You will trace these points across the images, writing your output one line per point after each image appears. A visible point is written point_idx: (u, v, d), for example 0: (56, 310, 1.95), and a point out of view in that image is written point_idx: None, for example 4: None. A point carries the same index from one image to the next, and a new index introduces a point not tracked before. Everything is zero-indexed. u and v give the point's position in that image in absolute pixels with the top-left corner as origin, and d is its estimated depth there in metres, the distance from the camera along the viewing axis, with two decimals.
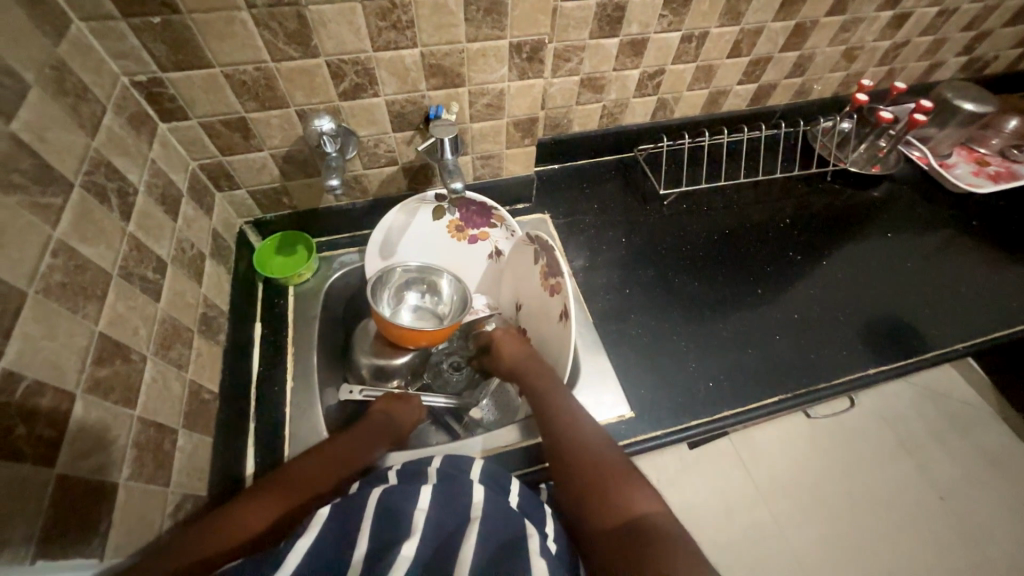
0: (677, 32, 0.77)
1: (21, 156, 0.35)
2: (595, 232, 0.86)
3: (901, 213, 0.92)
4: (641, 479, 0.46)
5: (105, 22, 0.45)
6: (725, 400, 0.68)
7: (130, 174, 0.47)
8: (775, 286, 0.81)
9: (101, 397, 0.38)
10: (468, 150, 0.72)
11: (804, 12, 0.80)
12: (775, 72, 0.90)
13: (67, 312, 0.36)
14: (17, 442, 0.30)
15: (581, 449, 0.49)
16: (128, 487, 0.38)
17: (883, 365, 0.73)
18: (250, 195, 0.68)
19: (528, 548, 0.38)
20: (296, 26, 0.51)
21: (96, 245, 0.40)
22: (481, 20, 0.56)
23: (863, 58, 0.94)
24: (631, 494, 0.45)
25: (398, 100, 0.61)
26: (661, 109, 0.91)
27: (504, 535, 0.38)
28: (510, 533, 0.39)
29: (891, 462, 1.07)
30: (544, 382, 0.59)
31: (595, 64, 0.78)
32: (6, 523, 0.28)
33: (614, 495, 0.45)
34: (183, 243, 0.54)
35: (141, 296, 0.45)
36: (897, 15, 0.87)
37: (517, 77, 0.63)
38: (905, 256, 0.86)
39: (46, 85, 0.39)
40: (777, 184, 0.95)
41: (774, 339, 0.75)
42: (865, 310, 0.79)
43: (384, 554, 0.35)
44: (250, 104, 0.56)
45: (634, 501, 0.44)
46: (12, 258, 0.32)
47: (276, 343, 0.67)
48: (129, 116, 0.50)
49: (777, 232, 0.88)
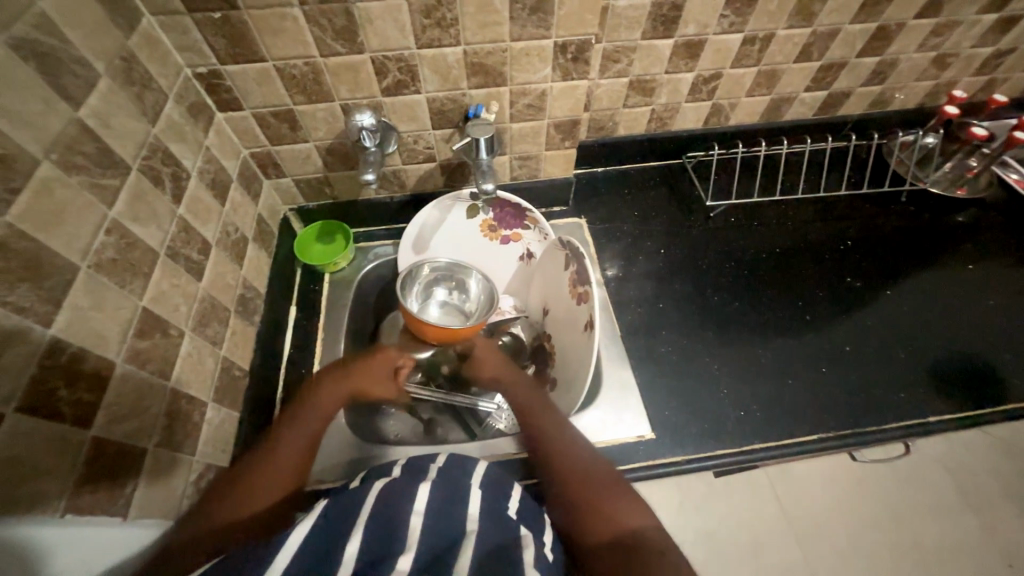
0: (739, 33, 0.72)
1: (86, 140, 0.38)
2: (632, 240, 0.83)
3: (989, 243, 0.82)
4: (631, 492, 0.45)
5: (173, 17, 0.49)
6: (757, 432, 0.64)
7: (184, 160, 0.51)
8: (827, 314, 0.74)
9: (138, 367, 0.40)
10: (506, 150, 0.72)
11: (888, 13, 0.73)
12: (849, 79, 0.82)
13: (115, 287, 0.39)
14: (58, 403, 0.33)
15: (568, 464, 0.47)
16: (155, 453, 0.41)
17: (949, 413, 0.65)
18: (295, 184, 0.71)
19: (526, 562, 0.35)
20: (344, 22, 0.52)
21: (147, 225, 0.43)
22: (526, 19, 0.55)
23: (956, 66, 0.84)
24: (621, 508, 0.43)
25: (439, 97, 0.62)
26: (715, 115, 0.86)
27: (503, 547, 0.36)
28: (508, 546, 0.36)
29: (950, 519, 0.97)
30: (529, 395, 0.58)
31: (646, 66, 0.75)
32: (42, 477, 0.31)
33: (604, 510, 0.43)
34: (228, 227, 0.57)
35: (184, 274, 0.48)
36: (1003, 18, 0.77)
37: (560, 78, 0.62)
38: (988, 292, 0.76)
39: (114, 75, 0.42)
40: (840, 202, 0.87)
41: (821, 372, 0.69)
42: (933, 349, 0.71)
43: (378, 557, 0.33)
44: (298, 97, 0.58)
45: (626, 517, 0.42)
46: (70, 234, 0.35)
47: (308, 327, 0.70)
48: (188, 105, 0.53)
49: (836, 255, 0.81)
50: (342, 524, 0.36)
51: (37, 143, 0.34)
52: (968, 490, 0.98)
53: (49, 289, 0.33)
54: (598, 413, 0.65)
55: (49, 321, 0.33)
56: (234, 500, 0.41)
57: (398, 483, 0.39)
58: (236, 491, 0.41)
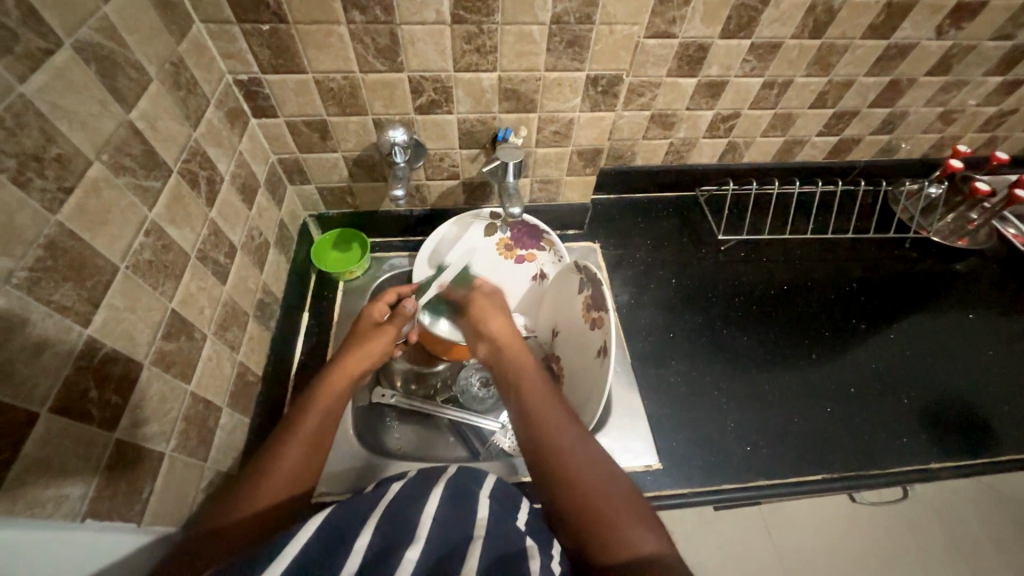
0: (759, 77, 0.74)
1: (134, 143, 0.38)
2: (644, 268, 0.84)
3: (988, 293, 0.84)
4: (646, 508, 0.41)
5: (222, 25, 0.50)
6: (763, 468, 0.64)
7: (219, 164, 0.51)
8: (831, 353, 0.76)
9: (163, 369, 0.40)
10: (529, 173, 0.73)
11: (901, 69, 0.76)
12: (860, 127, 0.85)
13: (148, 288, 0.39)
14: (89, 404, 0.33)
15: (558, 472, 0.43)
16: (172, 457, 0.41)
17: (952, 461, 0.65)
18: (318, 191, 0.71)
19: (532, 570, 0.33)
20: (387, 42, 0.53)
21: (182, 227, 0.44)
22: (562, 51, 0.56)
23: (961, 121, 0.87)
24: (630, 523, 0.39)
25: (469, 119, 0.63)
26: (730, 151, 0.88)
27: (510, 554, 0.34)
28: (516, 551, 0.34)
29: (936, 562, 0.97)
30: (536, 389, 0.51)
31: (669, 101, 0.77)
32: (68, 477, 0.31)
33: (617, 525, 0.38)
34: (253, 231, 0.57)
35: (211, 278, 0.48)
36: (1008, 81, 0.80)
37: (589, 108, 0.63)
38: (987, 341, 0.78)
39: (164, 79, 0.43)
40: (846, 244, 0.90)
41: (825, 411, 0.69)
42: (931, 392, 0.72)
43: (384, 556, 0.31)
44: (333, 109, 0.59)
45: (630, 531, 0.38)
46: (112, 234, 0.36)
47: (320, 335, 0.70)
48: (227, 110, 0.54)
49: (841, 296, 0.82)
50: (352, 521, 0.34)
51: (89, 143, 0.34)
52: (953, 534, 1.00)
53: (91, 289, 0.34)
54: (606, 440, 0.65)
55: (87, 321, 0.33)
56: (250, 492, 0.40)
57: (412, 487, 0.38)
58: (247, 491, 0.40)
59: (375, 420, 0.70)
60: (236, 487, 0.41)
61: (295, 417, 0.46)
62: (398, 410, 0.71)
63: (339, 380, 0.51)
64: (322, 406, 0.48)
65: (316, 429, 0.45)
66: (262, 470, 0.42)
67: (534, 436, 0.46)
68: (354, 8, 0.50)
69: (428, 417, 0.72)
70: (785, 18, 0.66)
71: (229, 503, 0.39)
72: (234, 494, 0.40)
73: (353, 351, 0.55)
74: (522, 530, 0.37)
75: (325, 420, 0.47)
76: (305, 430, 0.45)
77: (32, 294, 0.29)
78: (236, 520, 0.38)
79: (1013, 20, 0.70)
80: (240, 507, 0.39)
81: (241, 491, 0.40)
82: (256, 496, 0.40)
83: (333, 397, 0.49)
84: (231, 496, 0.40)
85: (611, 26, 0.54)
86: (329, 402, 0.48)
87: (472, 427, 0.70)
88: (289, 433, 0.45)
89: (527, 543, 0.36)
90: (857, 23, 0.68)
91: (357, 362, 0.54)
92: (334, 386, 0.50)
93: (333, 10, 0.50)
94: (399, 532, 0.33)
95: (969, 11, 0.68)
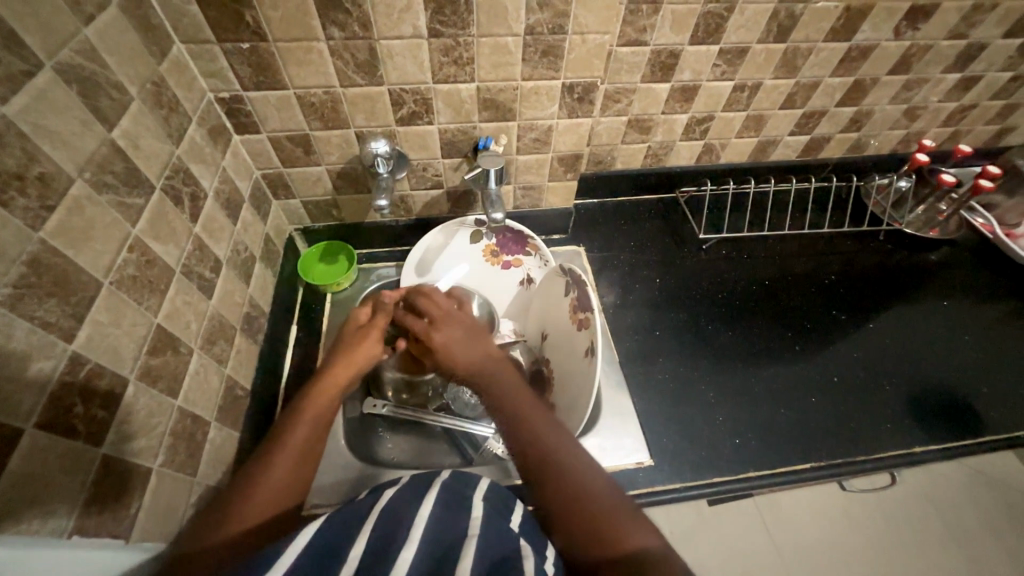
0: (730, 81, 0.77)
1: (116, 161, 0.39)
2: (628, 269, 0.86)
3: (959, 280, 0.87)
4: (632, 507, 0.41)
5: (202, 45, 0.51)
6: (752, 460, 0.65)
7: (202, 180, 0.52)
8: (814, 345, 0.77)
9: (149, 384, 0.40)
10: (512, 180, 0.75)
11: (864, 69, 0.79)
12: (829, 125, 0.89)
13: (132, 304, 0.39)
14: (74, 419, 0.33)
15: (551, 471, 0.43)
16: (160, 473, 0.41)
17: (933, 445, 0.67)
18: (303, 205, 0.72)
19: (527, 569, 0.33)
20: (366, 56, 0.55)
21: (166, 243, 0.44)
22: (537, 61, 0.58)
23: (925, 117, 0.91)
24: (618, 523, 0.39)
25: (450, 128, 0.64)
26: (707, 153, 0.91)
27: (505, 554, 0.34)
28: (509, 550, 0.35)
29: (932, 551, 0.99)
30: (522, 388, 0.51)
31: (644, 106, 0.79)
32: (54, 494, 0.31)
33: (603, 526, 0.39)
34: (238, 245, 0.58)
35: (197, 292, 0.49)
36: (965, 77, 0.84)
37: (566, 115, 0.65)
38: (961, 327, 0.81)
39: (145, 98, 0.44)
40: (823, 238, 0.92)
41: (812, 402, 0.71)
42: (911, 378, 0.74)
43: (379, 559, 0.31)
44: (315, 123, 0.60)
45: (625, 533, 0.38)
46: (96, 250, 0.36)
47: (309, 347, 0.70)
48: (209, 127, 0.55)
49: (819, 288, 0.85)
50: (347, 529, 0.35)
51: (71, 161, 0.35)
52: (945, 519, 1.01)
53: (75, 304, 0.34)
54: (597, 439, 0.66)
55: (71, 336, 0.33)
56: (240, 505, 0.40)
57: (405, 495, 0.39)
58: (237, 505, 0.40)
59: (367, 431, 0.70)
60: (227, 499, 0.41)
61: (283, 429, 0.46)
62: (390, 419, 0.71)
63: (329, 391, 0.51)
64: (312, 417, 0.48)
65: (305, 440, 0.46)
66: (251, 483, 0.42)
67: (529, 436, 0.46)
68: (332, 25, 0.51)
69: (419, 425, 0.72)
70: (750, 24, 0.69)
71: (218, 518, 0.39)
72: (224, 508, 0.40)
73: (341, 362, 0.55)
74: (516, 530, 0.38)
75: (314, 432, 0.47)
76: (294, 442, 0.45)
77: (15, 311, 0.30)
78: (226, 533, 0.38)
79: (964, 20, 0.74)
80: (229, 521, 0.39)
81: (231, 504, 0.40)
82: (244, 511, 0.40)
83: (322, 409, 0.49)
84: (221, 510, 0.40)
85: (583, 36, 0.56)
86: (318, 413, 0.49)
87: (465, 434, 0.71)
88: (279, 444, 0.45)
89: (521, 544, 0.36)
90: (819, 27, 0.71)
91: (344, 372, 0.54)
92: (323, 398, 0.50)
93: (312, 27, 0.51)
94: (393, 535, 0.34)
95: (923, 13, 0.72)
